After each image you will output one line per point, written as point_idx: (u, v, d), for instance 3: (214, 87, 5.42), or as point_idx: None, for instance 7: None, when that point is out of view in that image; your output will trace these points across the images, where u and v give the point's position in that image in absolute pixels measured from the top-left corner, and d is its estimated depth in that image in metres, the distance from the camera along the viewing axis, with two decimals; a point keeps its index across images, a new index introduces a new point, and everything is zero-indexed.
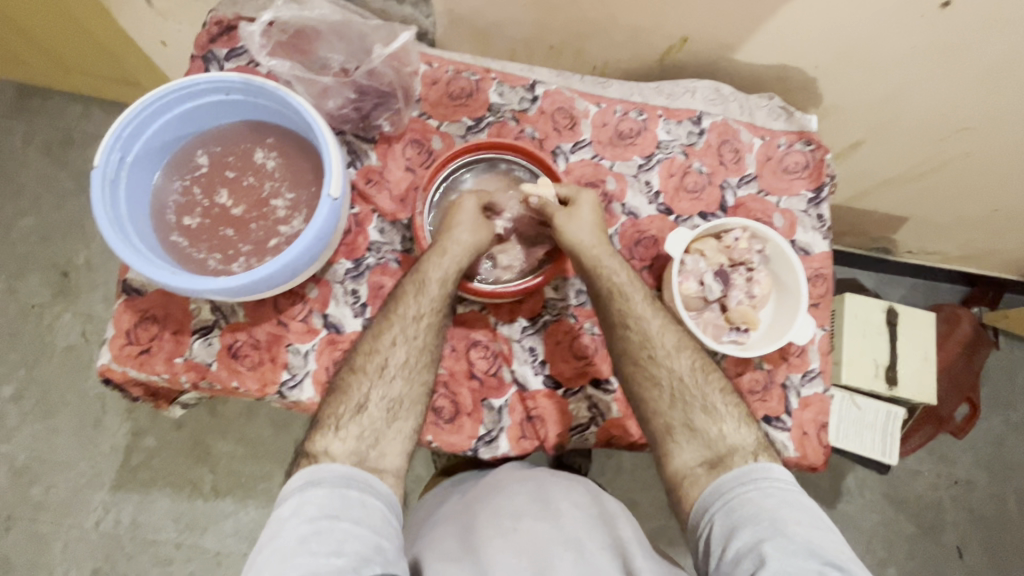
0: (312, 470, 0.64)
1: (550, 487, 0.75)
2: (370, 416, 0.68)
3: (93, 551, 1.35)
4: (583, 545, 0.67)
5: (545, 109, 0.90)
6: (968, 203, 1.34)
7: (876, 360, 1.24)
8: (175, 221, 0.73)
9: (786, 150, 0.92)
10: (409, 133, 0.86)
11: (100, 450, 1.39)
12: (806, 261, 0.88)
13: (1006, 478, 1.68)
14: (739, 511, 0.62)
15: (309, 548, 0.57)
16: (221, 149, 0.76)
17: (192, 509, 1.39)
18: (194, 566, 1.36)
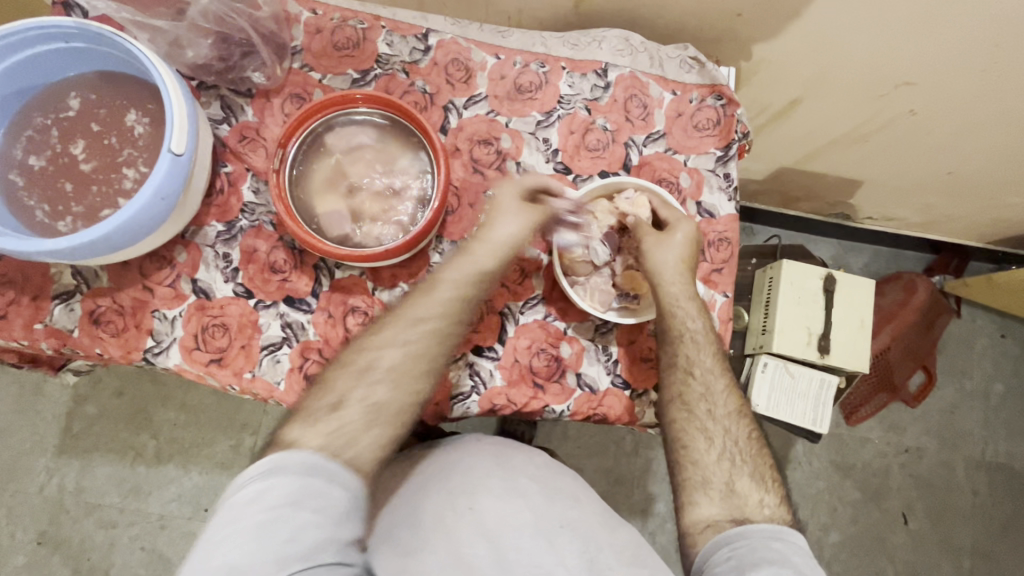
0: (279, 457, 0.59)
1: (509, 462, 0.79)
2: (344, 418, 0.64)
3: (37, 515, 1.37)
4: (540, 530, 0.71)
5: (438, 61, 0.84)
6: (920, 164, 1.28)
7: (810, 328, 1.20)
8: (17, 164, 0.69)
9: (697, 105, 0.86)
10: (289, 87, 0.81)
11: (42, 416, 1.41)
12: (709, 225, 0.84)
13: (957, 446, 1.68)
14: (757, 552, 0.64)
15: (265, 536, 0.54)
16: (91, 95, 0.71)
17: (134, 474, 1.40)
18: (137, 529, 1.37)
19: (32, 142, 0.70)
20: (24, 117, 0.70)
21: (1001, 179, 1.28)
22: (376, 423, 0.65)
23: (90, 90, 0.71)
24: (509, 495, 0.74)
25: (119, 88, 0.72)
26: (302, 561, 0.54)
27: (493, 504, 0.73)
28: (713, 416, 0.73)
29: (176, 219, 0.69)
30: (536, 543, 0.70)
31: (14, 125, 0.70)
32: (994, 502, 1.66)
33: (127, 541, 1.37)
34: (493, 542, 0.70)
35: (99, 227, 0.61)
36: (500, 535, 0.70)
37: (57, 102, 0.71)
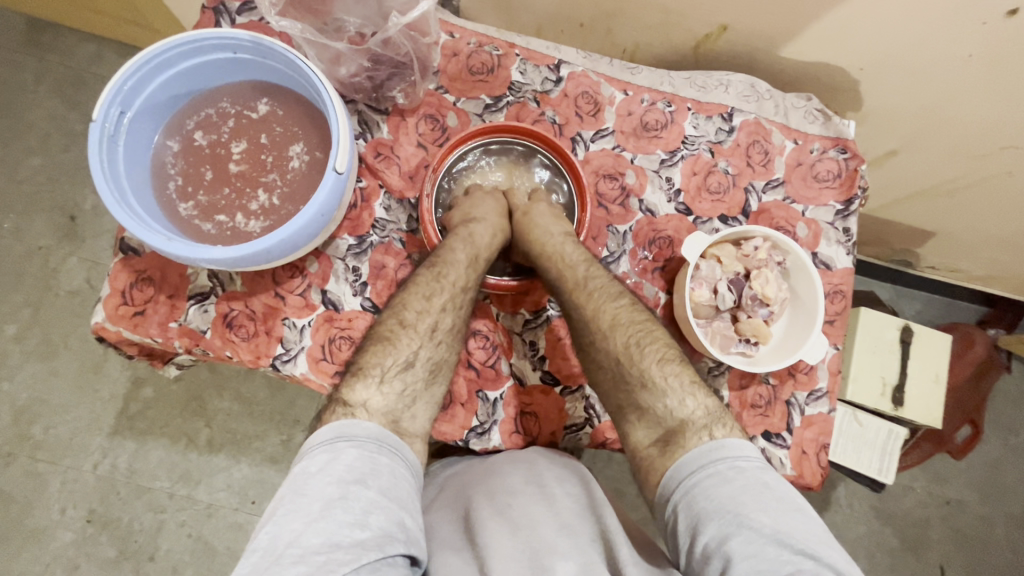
0: (341, 427, 0.58)
1: (543, 471, 0.70)
2: (415, 375, 0.66)
3: (87, 492, 1.32)
4: (576, 533, 0.62)
5: (568, 92, 0.86)
6: (1003, 225, 1.26)
7: (884, 379, 1.21)
8: (176, 148, 0.71)
9: (818, 156, 0.87)
10: (424, 107, 0.83)
11: (101, 396, 1.35)
12: (825, 276, 0.84)
13: (998, 503, 1.66)
14: (697, 503, 0.56)
15: (333, 513, 0.51)
16: (263, 104, 0.73)
17: (186, 461, 1.35)
18: (186, 516, 1.32)
19: (195, 133, 0.72)
20: (193, 104, 0.72)
21: None
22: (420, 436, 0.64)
23: (258, 99, 0.73)
24: (540, 497, 0.66)
25: (286, 98, 0.73)
26: (373, 548, 0.51)
27: (531, 504, 0.64)
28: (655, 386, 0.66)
29: (295, 254, 0.70)
30: (572, 545, 0.60)
31: (186, 109, 0.72)
32: None
33: (174, 527, 1.32)
34: (528, 540, 0.60)
35: (262, 241, 0.62)
36: (534, 530, 0.61)
37: (224, 100, 0.73)
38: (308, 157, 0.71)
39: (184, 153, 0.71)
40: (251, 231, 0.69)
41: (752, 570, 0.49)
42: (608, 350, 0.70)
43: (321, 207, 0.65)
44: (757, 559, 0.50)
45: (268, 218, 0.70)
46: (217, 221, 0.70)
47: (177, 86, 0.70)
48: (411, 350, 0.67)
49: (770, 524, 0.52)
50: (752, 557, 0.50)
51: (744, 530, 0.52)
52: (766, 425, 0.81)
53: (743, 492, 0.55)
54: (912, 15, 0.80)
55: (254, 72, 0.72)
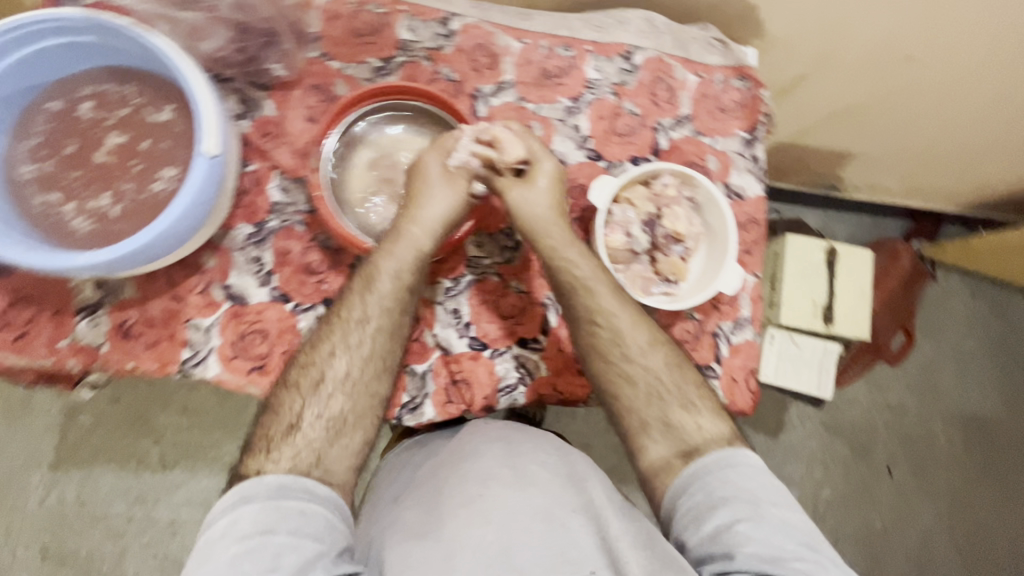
0: (243, 487, 0.60)
1: (521, 449, 0.74)
2: (306, 436, 0.64)
3: (39, 529, 1.26)
4: (552, 514, 0.66)
5: (462, 47, 0.82)
6: (912, 136, 1.30)
7: (815, 300, 1.25)
8: (25, 144, 0.65)
9: (722, 87, 0.87)
10: (309, 78, 0.77)
11: (36, 429, 1.28)
12: (738, 207, 0.85)
13: (937, 403, 1.70)
14: (715, 493, 0.65)
15: (243, 566, 0.56)
16: (134, 100, 0.66)
17: (139, 482, 1.29)
18: (148, 537, 1.28)
19: (46, 128, 0.65)
20: (50, 88, 0.66)
21: (993, 141, 1.28)
22: (358, 427, 0.67)
23: (128, 93, 0.66)
24: (513, 480, 0.69)
25: (147, 97, 0.66)
26: None
27: (503, 491, 0.68)
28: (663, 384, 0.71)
29: (156, 263, 0.64)
30: (545, 530, 0.64)
31: (44, 96, 0.65)
32: (968, 453, 1.69)
33: (138, 550, 1.27)
34: (500, 529, 0.64)
35: (126, 244, 0.57)
36: (506, 522, 0.64)
37: (89, 89, 0.66)
38: (172, 180, 0.64)
39: (40, 144, 0.65)
40: (76, 226, 0.63)
41: (759, 550, 0.60)
42: (614, 324, 0.71)
43: (153, 238, 0.58)
44: (764, 542, 0.61)
45: (98, 219, 0.63)
46: (47, 198, 0.63)
47: (32, 70, 0.63)
48: (293, 411, 0.66)
49: (777, 515, 0.63)
50: (757, 542, 0.61)
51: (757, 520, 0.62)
52: (696, 358, 0.82)
53: (756, 488, 0.64)
54: None
55: (122, 57, 0.66)
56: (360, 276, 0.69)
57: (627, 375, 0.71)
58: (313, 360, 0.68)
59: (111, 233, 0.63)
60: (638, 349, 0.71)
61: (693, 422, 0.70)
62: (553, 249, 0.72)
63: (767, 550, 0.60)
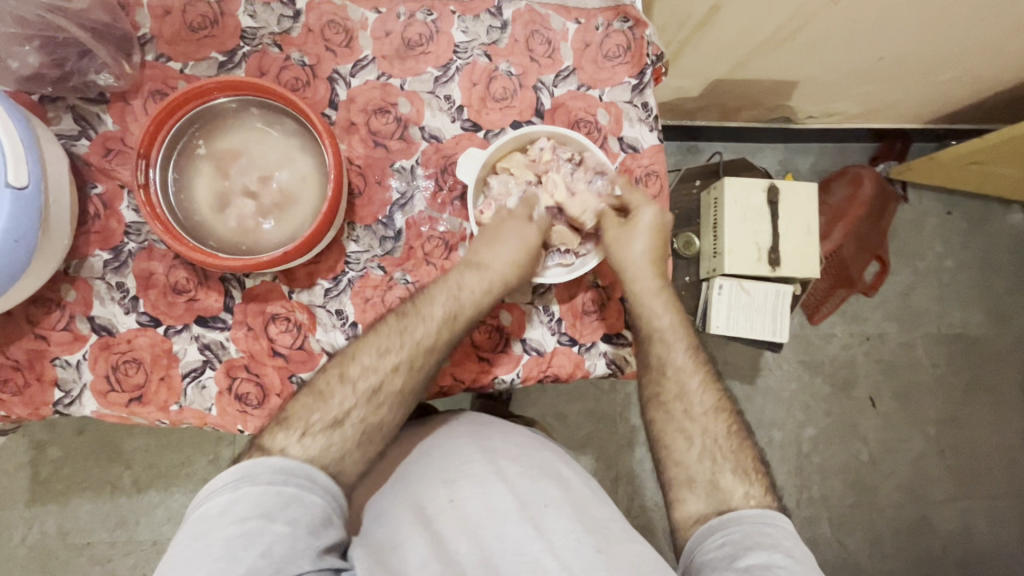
0: (247, 465, 0.59)
1: (497, 447, 0.75)
2: (343, 435, 0.63)
3: (26, 565, 1.28)
4: (531, 510, 0.67)
5: (312, 26, 0.75)
6: (855, 55, 1.21)
7: (759, 243, 1.19)
8: None
9: (604, 32, 0.80)
10: (148, 83, 0.72)
11: (7, 469, 1.29)
12: (635, 160, 0.79)
13: (917, 325, 1.65)
14: (753, 538, 0.63)
15: (232, 551, 0.54)
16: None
17: (118, 506, 1.30)
18: (135, 558, 1.29)
19: None
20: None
21: (937, 56, 1.21)
22: (369, 441, 0.65)
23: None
24: (499, 479, 0.70)
25: None
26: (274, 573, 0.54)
27: (473, 490, 0.69)
28: (692, 417, 0.71)
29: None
30: (526, 531, 0.65)
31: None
32: (954, 372, 1.65)
33: (127, 572, 1.29)
34: (473, 535, 0.65)
35: None
36: (481, 524, 0.66)
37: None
38: None
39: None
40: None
41: None
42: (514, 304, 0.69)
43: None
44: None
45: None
46: None
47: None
48: (341, 407, 0.64)
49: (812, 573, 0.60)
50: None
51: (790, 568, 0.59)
52: (605, 328, 0.77)
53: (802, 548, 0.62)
54: None
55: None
56: (444, 291, 0.69)
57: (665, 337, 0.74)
58: (376, 364, 0.66)
59: None
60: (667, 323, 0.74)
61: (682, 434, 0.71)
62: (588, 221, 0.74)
63: None
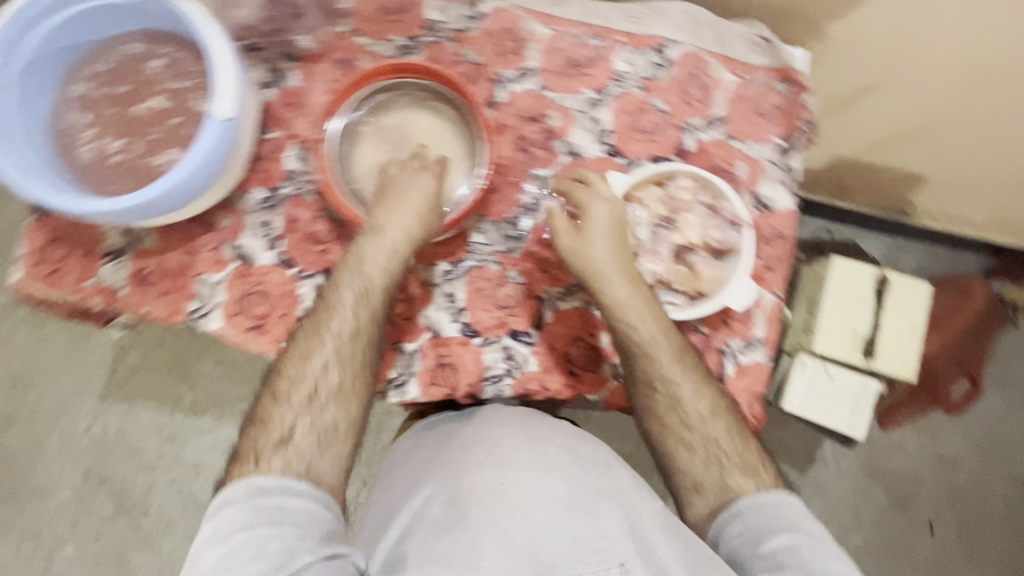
0: (222, 490, 0.59)
1: (544, 430, 0.73)
2: (297, 445, 0.62)
3: (84, 452, 1.38)
4: (578, 501, 0.64)
5: (489, 31, 0.80)
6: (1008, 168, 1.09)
7: (855, 331, 1.16)
8: (74, 98, 0.70)
9: (763, 89, 0.81)
10: (335, 52, 0.79)
11: (93, 360, 1.40)
12: (764, 219, 0.79)
13: (998, 461, 1.48)
14: (770, 521, 0.61)
15: (229, 565, 0.56)
16: (167, 78, 0.71)
17: (174, 422, 1.40)
18: (175, 474, 1.38)
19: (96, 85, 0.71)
20: (94, 57, 0.71)
21: None
22: (331, 445, 0.64)
23: (165, 65, 0.71)
24: (541, 467, 0.67)
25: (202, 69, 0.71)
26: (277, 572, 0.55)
27: (523, 475, 0.66)
28: (691, 426, 0.67)
29: (177, 215, 0.69)
30: (571, 517, 0.62)
31: (88, 61, 0.70)
32: None
33: (165, 485, 1.38)
34: (524, 518, 0.62)
35: (141, 194, 0.61)
36: (529, 512, 0.62)
37: (129, 56, 0.71)
38: None
39: (81, 108, 0.70)
40: (106, 184, 0.69)
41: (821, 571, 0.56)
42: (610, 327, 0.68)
43: (148, 201, 0.62)
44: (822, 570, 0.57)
45: (125, 181, 0.69)
46: (97, 143, 0.70)
47: (75, 34, 0.68)
48: (313, 377, 0.65)
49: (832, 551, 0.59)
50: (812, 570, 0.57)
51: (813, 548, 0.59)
52: None
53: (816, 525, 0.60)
54: None
55: (160, 22, 0.70)
56: (349, 270, 0.68)
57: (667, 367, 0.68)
58: (320, 342, 0.65)
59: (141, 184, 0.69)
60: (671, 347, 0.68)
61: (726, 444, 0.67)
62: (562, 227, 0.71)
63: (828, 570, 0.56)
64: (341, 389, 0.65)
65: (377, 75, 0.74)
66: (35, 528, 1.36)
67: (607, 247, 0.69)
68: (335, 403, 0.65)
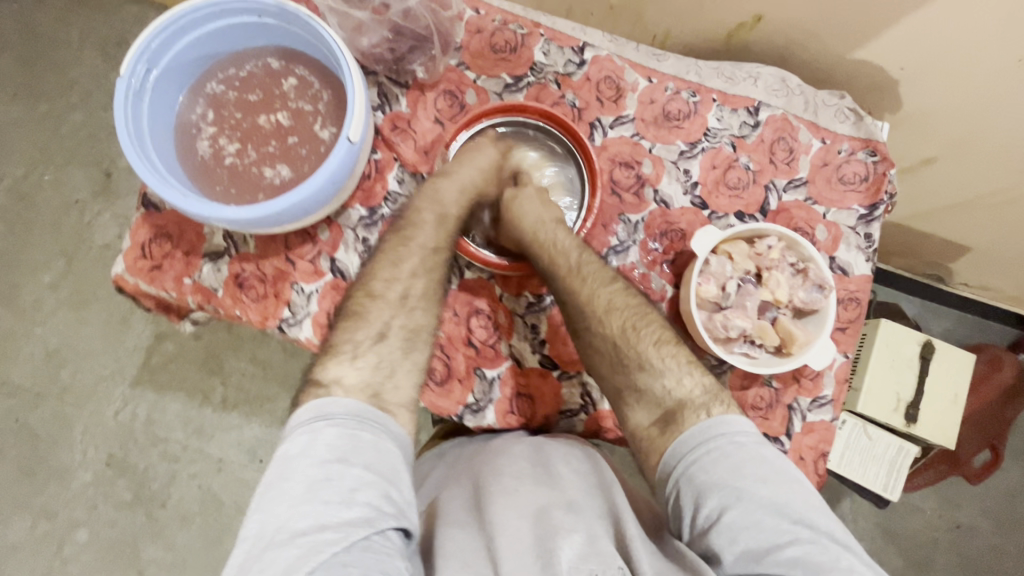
0: (319, 406, 0.58)
1: (550, 452, 0.71)
2: (390, 347, 0.67)
3: (108, 437, 1.26)
4: (580, 508, 0.62)
5: (591, 76, 0.84)
6: None
7: (900, 394, 1.17)
8: (200, 105, 0.73)
9: (846, 157, 0.84)
10: (444, 83, 0.82)
11: (124, 347, 1.29)
12: (841, 282, 0.82)
13: (1012, 532, 1.44)
14: (705, 479, 0.56)
15: (320, 495, 0.52)
16: (292, 98, 0.73)
17: (201, 416, 1.27)
18: (198, 468, 1.26)
19: (222, 93, 0.73)
20: (224, 68, 0.73)
21: None
22: (415, 348, 0.68)
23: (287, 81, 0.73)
24: (545, 480, 0.66)
25: (328, 88, 0.73)
26: (362, 523, 0.51)
27: (532, 486, 0.65)
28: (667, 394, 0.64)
29: (291, 225, 0.71)
30: (575, 519, 0.60)
31: (217, 69, 0.73)
32: None
33: (187, 479, 1.25)
34: (535, 520, 0.60)
35: (271, 205, 0.64)
36: (540, 514, 0.61)
37: (256, 68, 0.73)
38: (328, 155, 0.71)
39: (205, 108, 0.73)
40: (216, 186, 0.71)
41: (752, 539, 0.52)
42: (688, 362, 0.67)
43: (259, 217, 0.65)
44: (755, 529, 0.52)
45: (233, 187, 0.71)
46: (219, 147, 0.72)
47: (211, 44, 0.72)
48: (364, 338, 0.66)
49: (770, 495, 0.54)
50: (744, 533, 0.52)
51: (744, 502, 0.54)
52: (765, 427, 0.80)
53: (755, 471, 0.55)
54: (967, 22, 0.75)
55: (292, 41, 0.73)
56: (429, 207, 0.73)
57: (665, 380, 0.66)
58: (397, 275, 0.70)
59: (255, 192, 0.71)
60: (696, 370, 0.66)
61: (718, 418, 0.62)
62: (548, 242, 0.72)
63: (760, 536, 0.52)
64: (426, 297, 0.71)
65: (495, 112, 0.80)
66: (51, 511, 1.24)
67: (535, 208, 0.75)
68: (416, 306, 0.70)
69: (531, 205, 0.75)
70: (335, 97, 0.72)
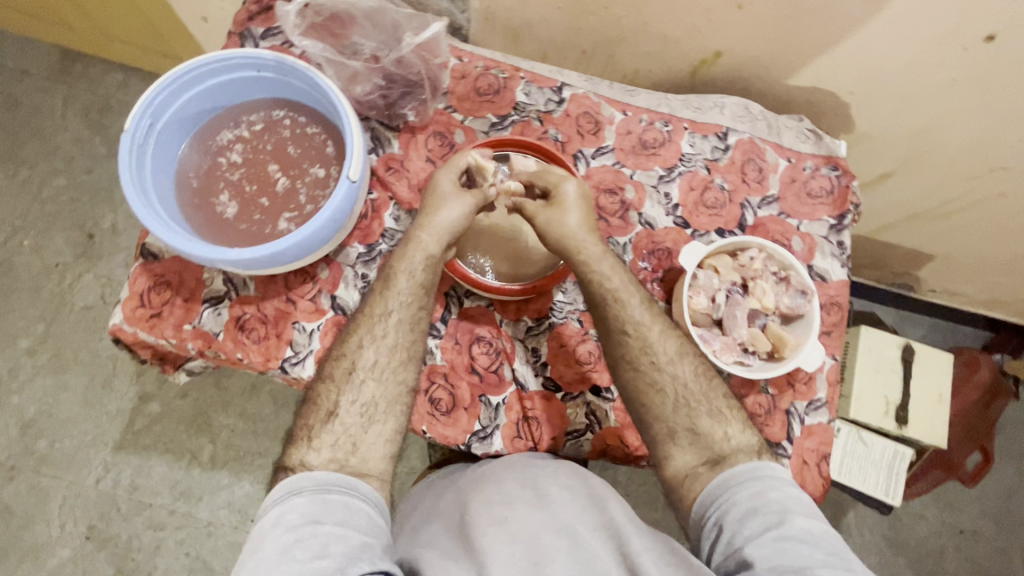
0: (292, 482, 0.60)
1: (536, 471, 0.69)
2: (341, 425, 0.65)
3: (89, 508, 1.20)
4: (574, 530, 0.60)
5: (570, 112, 0.90)
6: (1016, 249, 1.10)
7: (888, 397, 1.20)
8: (199, 153, 0.76)
9: (811, 173, 0.91)
10: (433, 125, 0.87)
11: (107, 411, 1.25)
12: (822, 288, 0.88)
13: (1016, 534, 1.39)
14: (749, 504, 0.60)
15: (292, 556, 0.53)
16: (300, 162, 0.76)
17: (189, 477, 1.22)
18: (185, 534, 1.19)
19: (221, 139, 0.76)
20: (223, 117, 0.77)
21: None
22: (376, 420, 0.66)
23: (303, 137, 0.77)
24: (536, 505, 0.64)
25: (328, 139, 0.77)
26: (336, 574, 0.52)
27: (518, 511, 0.63)
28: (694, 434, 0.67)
29: (288, 267, 0.74)
30: (569, 545, 0.59)
31: (216, 120, 0.77)
32: None
33: (173, 545, 1.19)
34: (527, 548, 0.59)
35: (264, 248, 0.66)
36: (533, 540, 0.59)
37: (254, 118, 0.77)
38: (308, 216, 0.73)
39: (216, 140, 0.76)
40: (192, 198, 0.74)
41: (788, 562, 0.55)
42: (677, 374, 0.69)
43: (263, 257, 0.66)
44: (789, 555, 0.55)
45: (204, 210, 0.73)
46: (212, 192, 0.74)
47: (212, 98, 0.75)
48: (367, 395, 0.66)
49: (808, 530, 0.58)
50: (777, 553, 0.56)
51: (785, 528, 0.57)
52: (767, 434, 0.82)
53: (796, 505, 0.60)
54: (902, 39, 0.79)
55: (289, 93, 0.77)
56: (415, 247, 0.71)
57: (656, 383, 0.69)
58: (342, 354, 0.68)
59: (240, 238, 0.72)
60: (683, 375, 0.69)
61: (720, 429, 0.67)
62: (593, 260, 0.73)
63: (797, 560, 0.55)
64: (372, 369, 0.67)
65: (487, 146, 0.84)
66: None
67: (580, 218, 0.74)
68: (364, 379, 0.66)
69: (582, 218, 0.73)
70: (328, 149, 0.76)
